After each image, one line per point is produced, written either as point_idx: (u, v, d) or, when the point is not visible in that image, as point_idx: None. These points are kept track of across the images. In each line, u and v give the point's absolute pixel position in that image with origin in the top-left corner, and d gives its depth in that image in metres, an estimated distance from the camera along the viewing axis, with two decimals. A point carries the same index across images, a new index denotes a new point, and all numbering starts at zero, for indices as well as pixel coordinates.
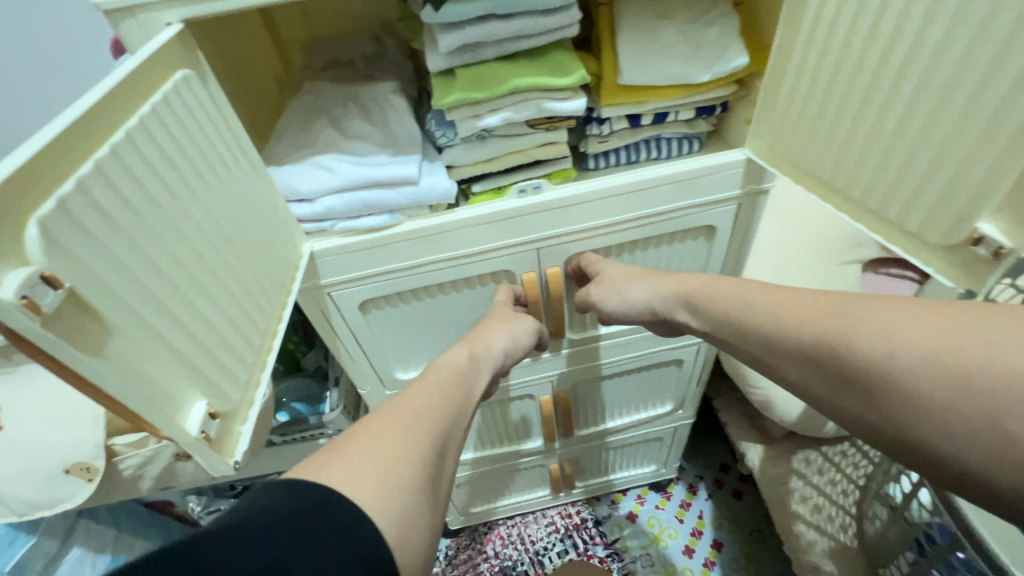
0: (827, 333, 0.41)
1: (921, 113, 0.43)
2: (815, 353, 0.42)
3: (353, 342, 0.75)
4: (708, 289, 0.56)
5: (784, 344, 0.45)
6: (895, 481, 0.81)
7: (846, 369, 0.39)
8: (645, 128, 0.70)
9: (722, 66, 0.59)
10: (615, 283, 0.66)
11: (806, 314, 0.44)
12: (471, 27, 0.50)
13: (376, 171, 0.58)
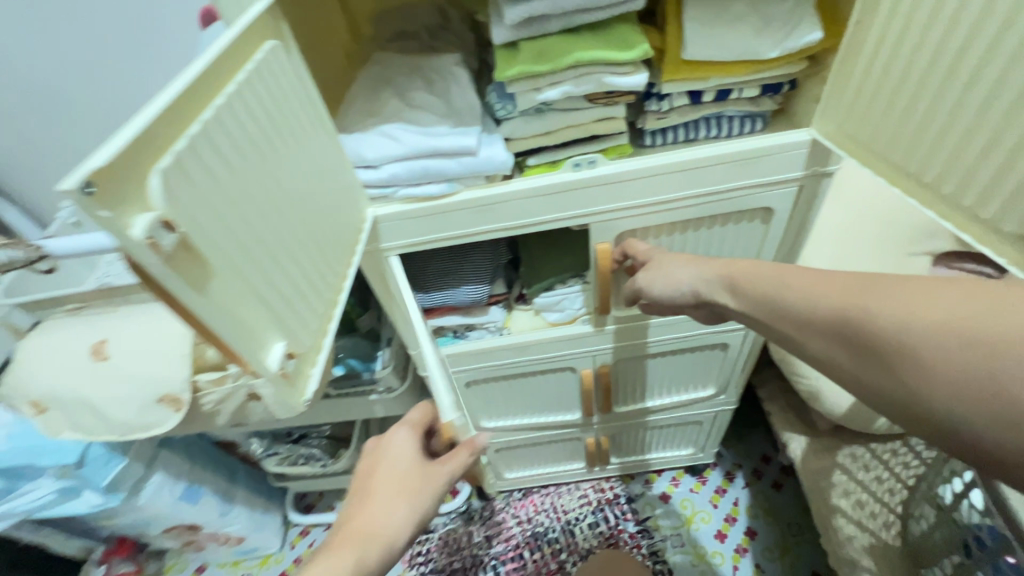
0: (850, 306, 0.42)
1: (1011, 93, 0.41)
2: (835, 325, 0.43)
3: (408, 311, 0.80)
4: (742, 272, 0.56)
5: (806, 317, 0.46)
6: (946, 480, 0.78)
7: (871, 349, 0.40)
8: (706, 105, 0.69)
9: (793, 42, 0.58)
10: (662, 265, 0.65)
11: (832, 299, 0.45)
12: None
13: (438, 141, 0.60)
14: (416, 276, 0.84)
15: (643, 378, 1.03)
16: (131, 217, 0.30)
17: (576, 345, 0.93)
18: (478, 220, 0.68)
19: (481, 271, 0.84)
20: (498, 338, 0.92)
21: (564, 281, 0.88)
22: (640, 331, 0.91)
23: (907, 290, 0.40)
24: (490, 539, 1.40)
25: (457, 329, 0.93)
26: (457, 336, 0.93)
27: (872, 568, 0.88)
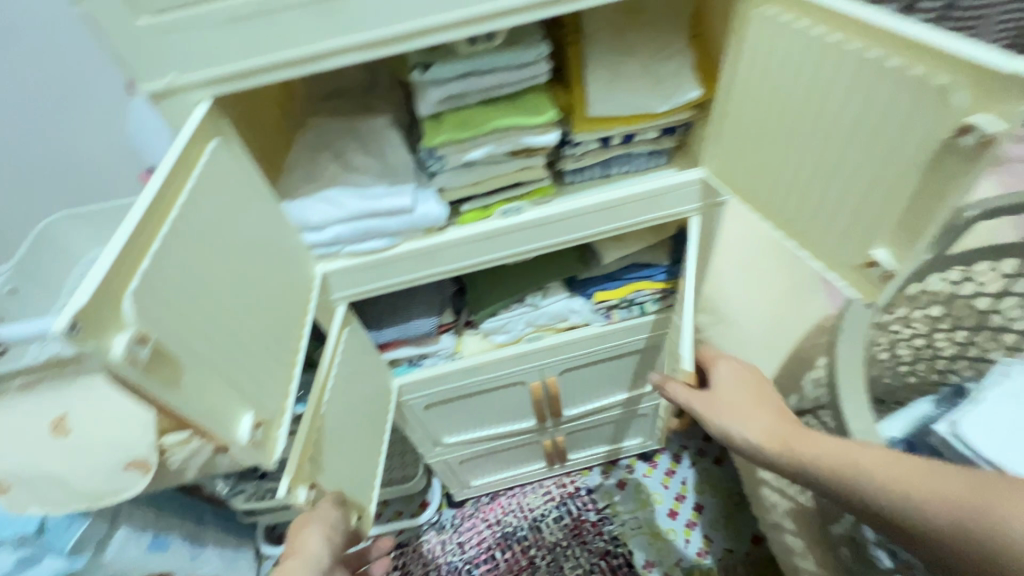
0: (970, 512, 0.43)
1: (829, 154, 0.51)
2: (955, 526, 0.44)
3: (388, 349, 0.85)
4: (787, 434, 0.61)
5: (908, 512, 0.47)
6: None
7: (903, 530, 0.48)
8: (615, 148, 0.77)
9: (678, 99, 0.68)
10: (741, 412, 0.66)
11: (836, 457, 0.54)
12: (453, 82, 0.57)
13: (376, 203, 0.67)
14: (368, 315, 0.89)
15: (587, 384, 1.14)
16: (111, 339, 0.35)
17: (524, 362, 1.01)
18: (420, 266, 0.74)
19: (429, 305, 0.90)
20: (451, 363, 0.98)
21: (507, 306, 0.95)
22: (580, 344, 1.00)
23: (935, 464, 0.48)
24: (463, 545, 1.47)
25: (412, 358, 0.99)
26: (412, 365, 0.99)
27: (793, 529, 1.02)
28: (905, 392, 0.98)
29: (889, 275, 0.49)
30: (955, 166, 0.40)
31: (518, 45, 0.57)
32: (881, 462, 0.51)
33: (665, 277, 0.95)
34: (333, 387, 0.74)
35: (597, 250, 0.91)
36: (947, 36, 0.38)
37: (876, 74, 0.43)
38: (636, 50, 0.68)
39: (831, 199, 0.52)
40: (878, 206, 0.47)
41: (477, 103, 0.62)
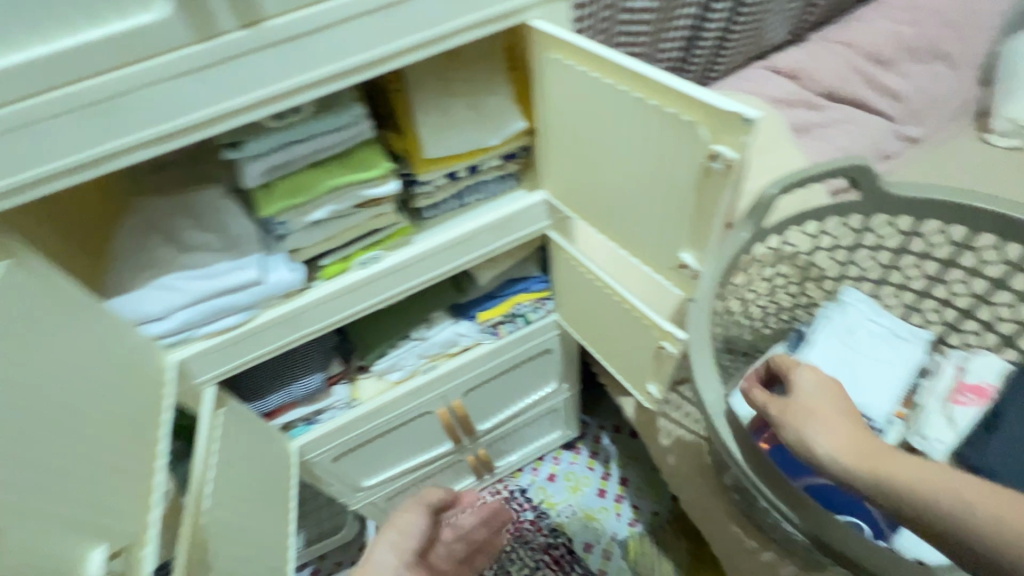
0: None
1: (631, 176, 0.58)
2: None
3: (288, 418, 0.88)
4: (869, 445, 0.48)
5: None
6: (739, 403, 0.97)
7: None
8: (464, 179, 0.79)
9: (506, 131, 0.73)
10: (801, 420, 0.51)
11: (934, 480, 0.42)
12: (272, 154, 0.56)
13: (221, 280, 0.64)
14: (247, 386, 0.85)
15: (494, 396, 1.17)
16: None
17: (424, 392, 1.01)
18: (287, 330, 0.72)
19: (312, 362, 0.87)
20: (350, 412, 0.96)
21: (394, 344, 0.95)
22: (475, 364, 1.02)
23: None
24: None
25: (308, 417, 0.95)
26: (309, 423, 0.95)
27: (696, 486, 1.09)
28: (763, 343, 1.12)
29: (695, 272, 0.57)
30: (714, 183, 0.47)
31: (333, 109, 0.57)
32: (991, 489, 0.40)
33: (541, 286, 1.00)
34: (216, 476, 0.70)
35: (473, 275, 0.93)
36: (685, 83, 0.45)
37: (644, 110, 0.49)
38: (459, 88, 0.71)
39: (645, 213, 0.59)
40: (676, 217, 0.55)
41: (307, 166, 0.62)
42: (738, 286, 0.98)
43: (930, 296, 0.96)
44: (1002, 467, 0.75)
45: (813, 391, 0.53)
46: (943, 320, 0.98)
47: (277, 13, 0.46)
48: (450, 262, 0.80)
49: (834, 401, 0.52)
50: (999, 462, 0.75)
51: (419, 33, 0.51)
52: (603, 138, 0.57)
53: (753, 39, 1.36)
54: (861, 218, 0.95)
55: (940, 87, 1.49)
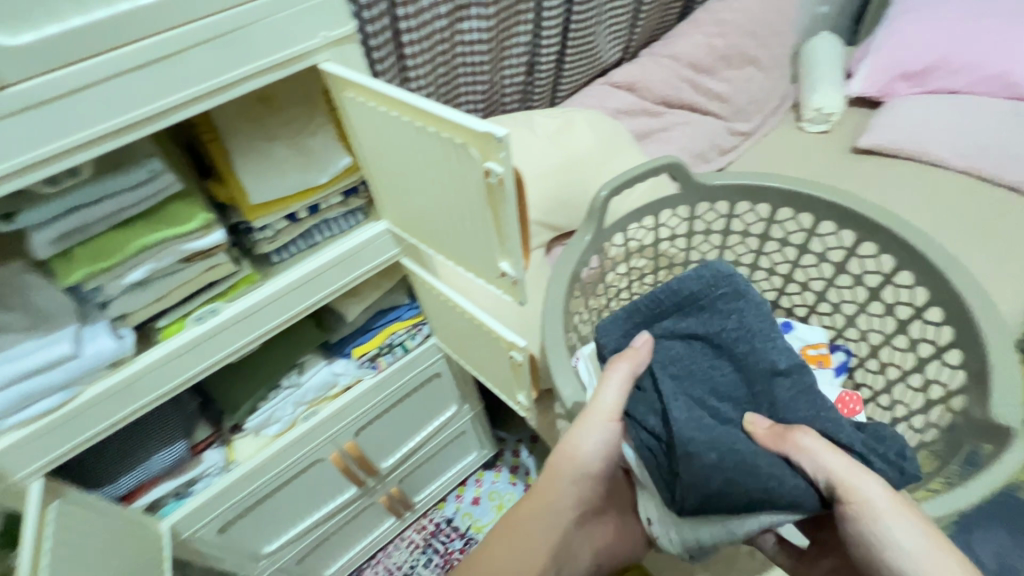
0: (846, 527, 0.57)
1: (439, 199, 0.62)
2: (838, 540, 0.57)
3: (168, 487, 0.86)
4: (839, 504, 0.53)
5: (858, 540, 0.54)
6: None
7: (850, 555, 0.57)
8: (305, 220, 0.79)
9: (333, 168, 0.74)
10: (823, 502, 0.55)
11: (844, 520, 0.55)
12: (60, 221, 0.54)
13: (26, 362, 0.60)
14: (94, 470, 0.78)
15: (390, 429, 1.15)
16: None
17: (311, 439, 0.98)
18: (124, 402, 0.68)
19: (171, 431, 0.82)
20: (225, 478, 0.90)
21: (265, 397, 0.92)
22: (360, 401, 1.00)
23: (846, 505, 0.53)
24: None
25: (179, 490, 0.89)
26: (182, 496, 0.89)
27: None
28: None
29: (515, 279, 0.61)
30: (495, 196, 0.52)
31: (123, 167, 0.56)
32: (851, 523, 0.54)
33: (413, 312, 1.02)
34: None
35: (338, 312, 0.94)
36: (449, 109, 0.49)
37: (426, 138, 0.53)
38: (278, 133, 0.71)
39: (462, 230, 0.62)
40: (483, 229, 0.59)
41: (111, 227, 0.60)
42: (598, 285, 1.05)
43: (759, 267, 1.09)
44: (733, 415, 0.61)
45: (608, 385, 0.62)
46: (774, 286, 1.11)
47: (17, 79, 0.44)
48: (300, 304, 0.79)
49: (615, 379, 0.62)
50: (731, 411, 0.61)
51: (197, 85, 0.52)
52: (410, 167, 0.61)
53: (590, 58, 1.49)
54: (689, 208, 1.06)
55: (758, 86, 1.70)
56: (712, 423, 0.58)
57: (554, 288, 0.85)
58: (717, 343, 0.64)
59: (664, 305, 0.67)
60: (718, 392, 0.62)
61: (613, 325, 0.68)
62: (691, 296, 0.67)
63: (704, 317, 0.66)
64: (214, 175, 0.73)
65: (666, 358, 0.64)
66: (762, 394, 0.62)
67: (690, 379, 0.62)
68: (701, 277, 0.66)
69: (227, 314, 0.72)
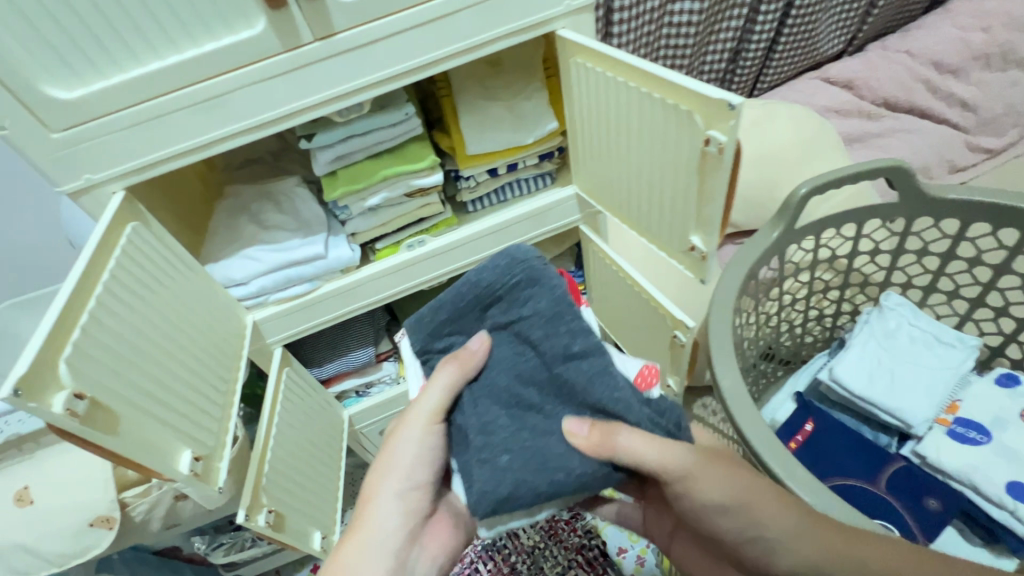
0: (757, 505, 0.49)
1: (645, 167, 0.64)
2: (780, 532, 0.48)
3: (355, 382, 1.03)
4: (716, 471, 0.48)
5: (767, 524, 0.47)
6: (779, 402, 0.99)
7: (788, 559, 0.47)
8: (504, 176, 0.88)
9: (540, 131, 0.81)
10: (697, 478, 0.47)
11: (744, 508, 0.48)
12: (339, 145, 0.68)
13: (292, 254, 0.76)
14: (309, 354, 0.97)
15: None
16: (53, 397, 0.44)
17: None
18: (345, 302, 0.84)
19: (365, 337, 0.99)
20: (395, 388, 1.05)
21: None
22: None
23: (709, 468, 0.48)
24: None
25: (359, 389, 1.06)
26: (361, 394, 1.06)
27: None
28: (804, 350, 1.11)
29: (704, 255, 0.62)
30: (710, 165, 0.53)
31: (387, 108, 0.68)
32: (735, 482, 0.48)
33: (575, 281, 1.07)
34: (278, 432, 0.81)
35: None
36: (682, 75, 0.51)
37: (651, 102, 0.56)
38: (500, 94, 0.80)
39: (662, 198, 0.64)
40: (683, 200, 0.60)
41: (367, 157, 0.73)
42: (772, 288, 0.98)
43: (985, 304, 0.92)
44: (545, 424, 0.48)
45: (431, 386, 0.52)
46: (1000, 330, 0.93)
47: (343, 28, 0.56)
48: (486, 250, 0.88)
49: (439, 385, 0.52)
50: (536, 397, 0.49)
51: (459, 42, 0.60)
52: (626, 130, 0.64)
53: (805, 49, 1.37)
54: (904, 222, 0.93)
55: (1022, 94, 1.40)
56: (505, 417, 0.49)
57: (729, 280, 0.83)
58: (520, 334, 0.51)
59: (492, 288, 0.51)
60: (529, 381, 0.50)
61: (419, 326, 0.56)
62: (477, 298, 0.52)
63: (515, 306, 0.51)
64: (439, 126, 0.85)
65: (504, 353, 0.51)
66: (563, 394, 0.49)
67: (506, 373, 0.51)
68: (497, 264, 0.51)
69: (431, 247, 0.84)
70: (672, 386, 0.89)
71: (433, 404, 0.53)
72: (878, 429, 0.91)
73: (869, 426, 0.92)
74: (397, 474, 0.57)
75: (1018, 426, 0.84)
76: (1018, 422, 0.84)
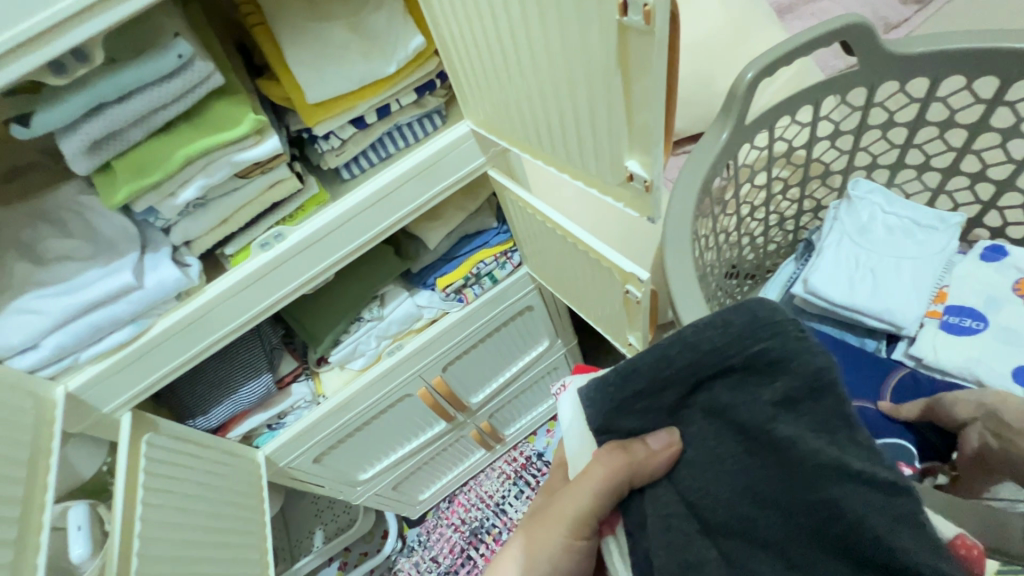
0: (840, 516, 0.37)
1: (545, 72, 0.45)
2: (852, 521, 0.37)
3: (261, 416, 0.84)
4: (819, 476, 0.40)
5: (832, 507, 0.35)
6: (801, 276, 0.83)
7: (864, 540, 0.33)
8: (376, 125, 0.66)
9: (402, 52, 0.58)
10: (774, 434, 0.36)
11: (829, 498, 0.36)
12: (87, 124, 0.45)
13: (88, 294, 0.54)
14: (188, 399, 0.76)
15: (476, 365, 1.06)
16: None
17: (396, 376, 0.91)
18: (197, 337, 0.62)
19: (254, 363, 0.78)
20: (315, 410, 0.86)
21: (347, 330, 0.84)
22: (447, 336, 0.91)
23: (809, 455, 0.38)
24: (436, 559, 1.34)
25: (271, 422, 0.87)
26: (275, 428, 0.87)
27: None
28: (769, 262, 0.98)
29: (647, 185, 0.44)
30: (630, 43, 0.36)
31: (150, 52, 0.45)
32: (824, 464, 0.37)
33: (501, 238, 0.88)
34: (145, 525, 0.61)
35: (419, 238, 0.83)
36: None
37: None
38: (335, 11, 0.57)
39: (580, 116, 0.45)
40: (607, 111, 0.42)
41: (152, 134, 0.50)
42: (728, 200, 0.83)
43: (960, 172, 0.80)
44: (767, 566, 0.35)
45: (590, 474, 0.42)
46: (977, 198, 0.82)
47: None
48: (373, 227, 0.67)
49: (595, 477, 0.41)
50: (775, 529, 0.35)
51: None
52: (516, 17, 0.44)
53: None
54: (864, 93, 0.79)
55: None
56: (715, 557, 0.36)
57: (678, 206, 0.66)
58: (752, 429, 0.37)
59: (727, 359, 0.38)
60: (760, 506, 0.36)
61: (595, 401, 0.42)
62: (686, 371, 0.39)
63: (746, 393, 0.38)
64: (268, 73, 0.61)
65: (703, 458, 0.39)
66: (807, 522, 0.34)
67: (718, 482, 0.38)
68: (728, 325, 0.38)
69: (291, 241, 0.62)
70: (634, 344, 0.74)
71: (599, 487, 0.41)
72: (863, 335, 0.81)
73: (854, 334, 0.82)
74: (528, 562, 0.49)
75: (1012, 302, 0.75)
76: (1011, 297, 0.75)
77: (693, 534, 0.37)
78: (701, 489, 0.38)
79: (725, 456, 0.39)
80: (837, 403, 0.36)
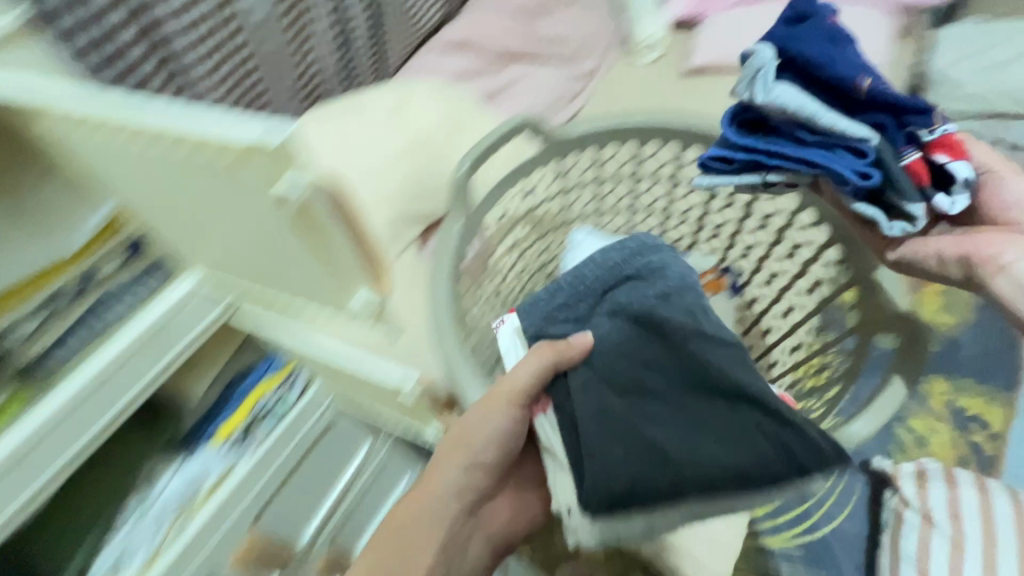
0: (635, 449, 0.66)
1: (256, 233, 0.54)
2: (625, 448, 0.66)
3: None
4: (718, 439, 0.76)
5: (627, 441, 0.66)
6: None
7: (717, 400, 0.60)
8: (85, 291, 0.66)
9: (95, 231, 0.70)
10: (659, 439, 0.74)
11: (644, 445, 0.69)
12: None
13: None
14: None
15: (297, 499, 0.98)
16: None
17: (183, 563, 0.72)
18: None
19: None
20: None
21: (117, 525, 0.76)
22: (239, 494, 0.76)
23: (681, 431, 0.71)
24: None
25: None
26: None
27: None
28: None
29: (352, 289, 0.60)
30: (308, 215, 0.50)
31: None
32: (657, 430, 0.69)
33: (277, 366, 0.86)
34: None
35: (182, 389, 0.83)
36: (215, 125, 0.47)
37: (211, 166, 0.49)
38: None
39: (284, 260, 0.57)
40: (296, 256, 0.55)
41: None
42: (481, 270, 0.94)
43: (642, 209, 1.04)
44: (655, 408, 0.60)
45: (521, 369, 0.60)
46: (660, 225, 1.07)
47: None
48: (104, 413, 0.62)
49: (534, 364, 0.61)
50: (660, 382, 0.61)
51: None
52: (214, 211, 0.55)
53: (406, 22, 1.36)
54: (556, 166, 0.98)
55: (589, 24, 1.65)
56: (619, 405, 0.60)
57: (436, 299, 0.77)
58: (646, 316, 0.64)
59: (625, 270, 0.68)
60: (648, 367, 0.62)
61: (532, 311, 0.68)
62: (602, 283, 0.68)
63: (636, 292, 0.66)
64: None
65: (604, 349, 0.62)
66: (682, 370, 0.61)
67: (624, 359, 0.62)
68: (621, 248, 0.70)
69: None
70: (436, 433, 0.80)
71: (531, 373, 0.60)
72: None
73: None
74: (467, 448, 0.63)
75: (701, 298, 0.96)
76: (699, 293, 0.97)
77: (607, 401, 0.60)
78: (608, 367, 0.62)
79: (635, 340, 0.63)
80: (695, 293, 0.66)
